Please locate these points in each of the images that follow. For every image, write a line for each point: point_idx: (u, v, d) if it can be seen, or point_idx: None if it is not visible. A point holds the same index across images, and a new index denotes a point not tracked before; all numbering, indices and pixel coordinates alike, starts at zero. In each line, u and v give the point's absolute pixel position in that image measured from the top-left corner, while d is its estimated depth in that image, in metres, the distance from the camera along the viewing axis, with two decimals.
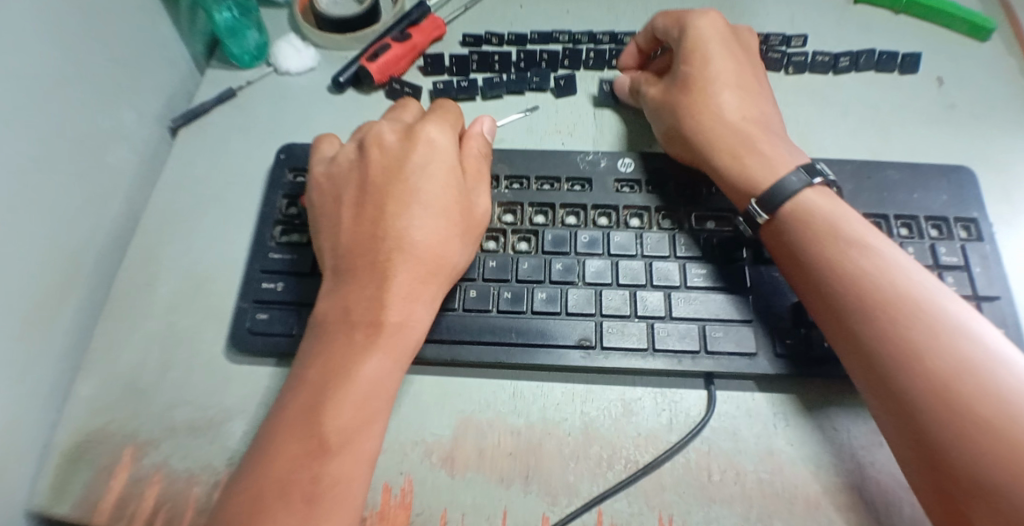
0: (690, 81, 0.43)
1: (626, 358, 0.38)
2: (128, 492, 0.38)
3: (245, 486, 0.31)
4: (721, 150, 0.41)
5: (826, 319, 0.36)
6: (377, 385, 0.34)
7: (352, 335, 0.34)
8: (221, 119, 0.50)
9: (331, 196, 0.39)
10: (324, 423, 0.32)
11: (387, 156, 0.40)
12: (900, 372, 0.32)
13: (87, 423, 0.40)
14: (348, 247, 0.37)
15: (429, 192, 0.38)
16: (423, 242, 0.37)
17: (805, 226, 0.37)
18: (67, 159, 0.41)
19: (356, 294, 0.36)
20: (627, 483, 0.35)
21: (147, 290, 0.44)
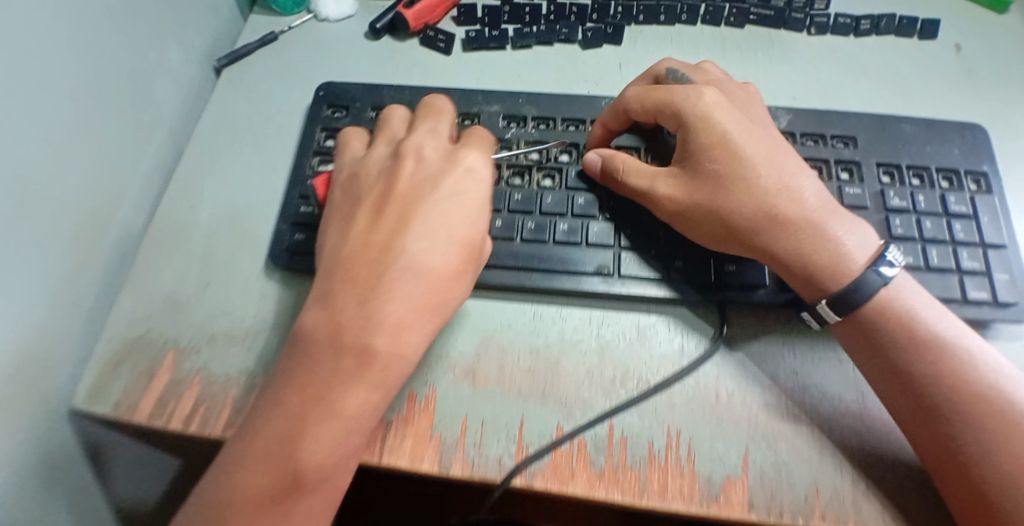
0: (721, 178, 0.38)
1: (642, 287, 0.40)
2: (168, 393, 0.40)
3: (214, 504, 0.31)
4: (763, 233, 0.37)
5: (870, 359, 0.36)
6: (357, 421, 0.32)
7: (338, 364, 0.32)
8: (264, 61, 0.53)
9: (347, 197, 0.38)
10: (297, 458, 0.31)
11: (420, 169, 0.37)
12: (955, 417, 0.33)
13: (130, 330, 0.42)
14: (352, 254, 0.35)
15: (455, 221, 0.36)
16: (432, 267, 0.34)
17: (836, 263, 0.37)
18: (120, 85, 0.43)
19: (352, 314, 0.33)
20: (638, 400, 0.38)
21: (189, 213, 0.46)
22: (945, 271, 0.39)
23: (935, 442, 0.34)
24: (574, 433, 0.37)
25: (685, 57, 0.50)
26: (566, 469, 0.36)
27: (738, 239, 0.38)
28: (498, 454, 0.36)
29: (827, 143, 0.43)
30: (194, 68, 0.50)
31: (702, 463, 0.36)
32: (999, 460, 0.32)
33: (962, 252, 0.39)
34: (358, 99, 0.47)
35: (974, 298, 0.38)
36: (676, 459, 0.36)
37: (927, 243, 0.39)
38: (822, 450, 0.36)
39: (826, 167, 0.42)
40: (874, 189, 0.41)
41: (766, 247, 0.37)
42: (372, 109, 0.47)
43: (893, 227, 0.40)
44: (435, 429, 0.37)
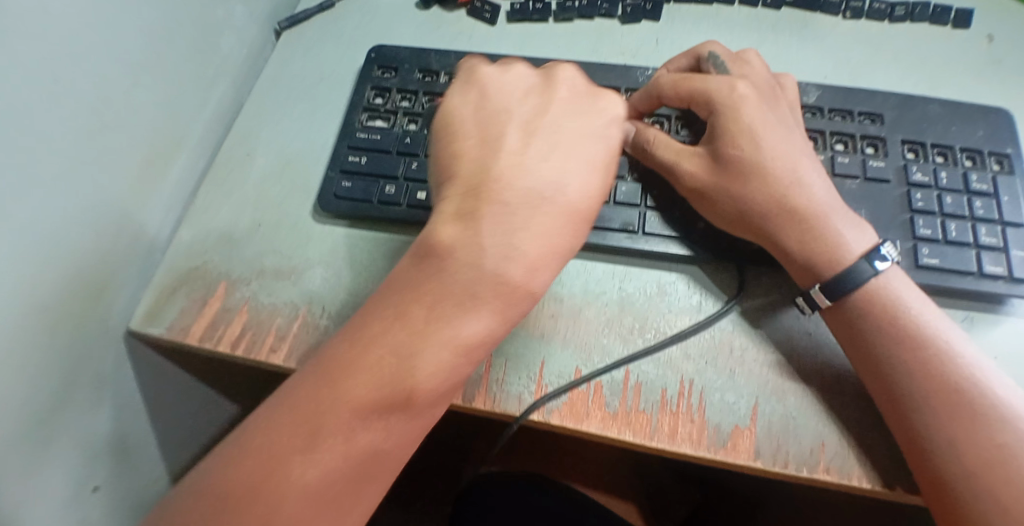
0: (743, 167, 0.39)
1: (664, 245, 0.42)
2: (220, 318, 0.44)
3: (308, 406, 0.30)
4: (773, 219, 0.39)
5: (850, 348, 0.37)
6: (472, 346, 0.32)
7: (469, 285, 0.32)
8: (320, 26, 0.56)
9: (502, 112, 0.37)
10: (411, 374, 0.31)
11: (576, 100, 0.38)
12: (928, 413, 0.34)
13: (187, 261, 0.46)
14: (507, 174, 0.34)
15: (597, 163, 0.36)
16: (574, 203, 0.34)
17: (833, 251, 0.38)
18: (192, 37, 0.47)
19: (508, 239, 0.33)
20: (655, 349, 0.40)
21: (246, 161, 0.50)
22: (963, 245, 0.40)
23: (906, 431, 0.35)
24: (591, 376, 0.39)
25: (720, 35, 0.52)
26: (582, 408, 0.38)
27: (748, 224, 0.39)
28: (518, 390, 0.39)
29: (854, 119, 0.44)
30: (257, 29, 0.54)
31: (713, 412, 0.38)
32: (964, 452, 0.33)
33: (980, 228, 0.40)
34: (407, 61, 0.51)
35: (989, 272, 0.39)
36: (688, 406, 0.38)
37: (947, 217, 0.41)
38: (830, 407, 0.38)
39: (851, 142, 0.44)
40: (897, 164, 0.43)
41: (773, 233, 0.39)
42: (420, 70, 0.50)
43: (913, 201, 0.41)
44: None
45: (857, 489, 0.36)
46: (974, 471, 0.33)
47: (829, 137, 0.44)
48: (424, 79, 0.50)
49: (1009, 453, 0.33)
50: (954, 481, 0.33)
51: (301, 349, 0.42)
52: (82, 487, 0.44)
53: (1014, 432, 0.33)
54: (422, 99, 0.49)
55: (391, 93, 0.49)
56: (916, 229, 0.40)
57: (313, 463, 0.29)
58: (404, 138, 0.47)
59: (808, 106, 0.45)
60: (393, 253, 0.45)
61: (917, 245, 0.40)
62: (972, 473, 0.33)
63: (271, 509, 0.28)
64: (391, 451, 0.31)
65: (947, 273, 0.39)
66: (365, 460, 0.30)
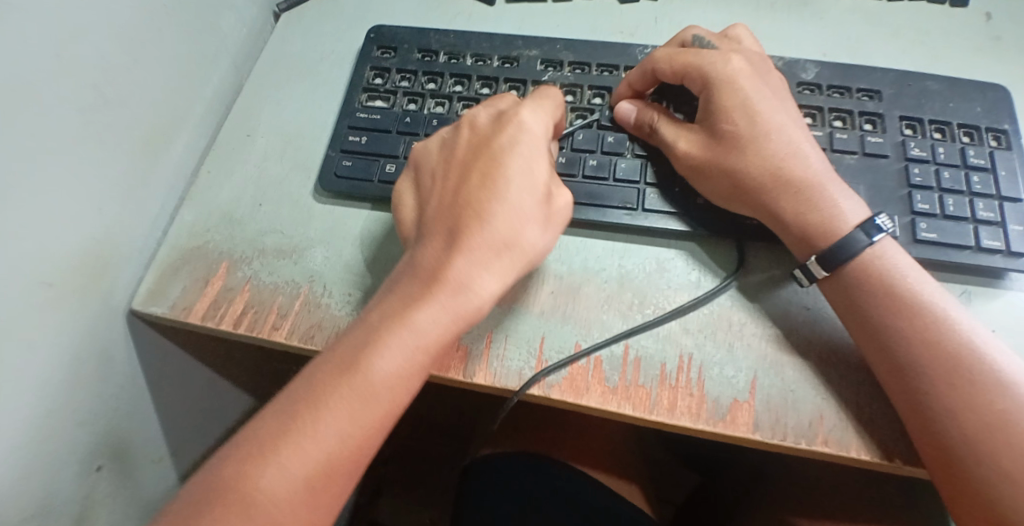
0: (738, 141, 0.40)
1: (663, 221, 0.42)
2: (222, 297, 0.44)
3: (244, 440, 0.32)
4: (770, 190, 0.39)
5: (850, 319, 0.38)
6: (395, 373, 0.33)
7: (387, 313, 0.35)
8: (319, 7, 0.57)
9: (427, 162, 0.40)
10: (342, 403, 0.32)
11: (474, 137, 0.39)
12: (929, 384, 0.34)
13: (190, 241, 0.46)
14: (435, 215, 0.37)
15: (502, 180, 0.37)
16: (473, 221, 0.36)
17: (828, 222, 0.38)
18: (192, 16, 0.47)
19: (435, 260, 0.36)
20: (654, 324, 0.40)
21: (247, 142, 0.50)
22: (960, 220, 0.40)
23: (905, 399, 0.35)
24: (590, 350, 0.39)
25: (720, 13, 0.52)
26: (582, 383, 0.39)
27: (744, 197, 0.40)
28: (518, 365, 0.39)
29: (853, 96, 0.45)
30: (257, 11, 0.54)
31: (712, 385, 0.38)
32: (962, 418, 0.33)
33: (977, 203, 0.40)
34: (406, 42, 0.51)
35: (987, 246, 0.39)
36: (687, 380, 0.38)
37: (944, 192, 0.41)
38: (829, 380, 0.38)
39: (849, 118, 0.44)
40: (895, 140, 0.43)
41: (770, 204, 0.39)
42: (419, 50, 0.50)
43: (912, 176, 0.41)
44: (462, 340, 0.40)
45: (854, 460, 0.36)
46: (974, 436, 0.33)
47: (827, 114, 0.44)
48: (424, 59, 0.50)
49: (1008, 421, 0.33)
50: (957, 448, 0.33)
51: (303, 326, 0.42)
52: (86, 466, 0.44)
53: (1012, 395, 0.33)
54: (422, 79, 0.49)
55: (390, 73, 0.49)
56: (914, 204, 0.40)
57: (245, 492, 0.30)
58: (404, 118, 0.47)
59: (806, 83, 0.45)
60: (393, 231, 0.45)
61: (915, 219, 0.40)
62: (971, 442, 0.33)
63: (213, 501, 0.30)
64: (345, 461, 0.32)
65: (945, 248, 0.39)
66: (318, 472, 0.31)
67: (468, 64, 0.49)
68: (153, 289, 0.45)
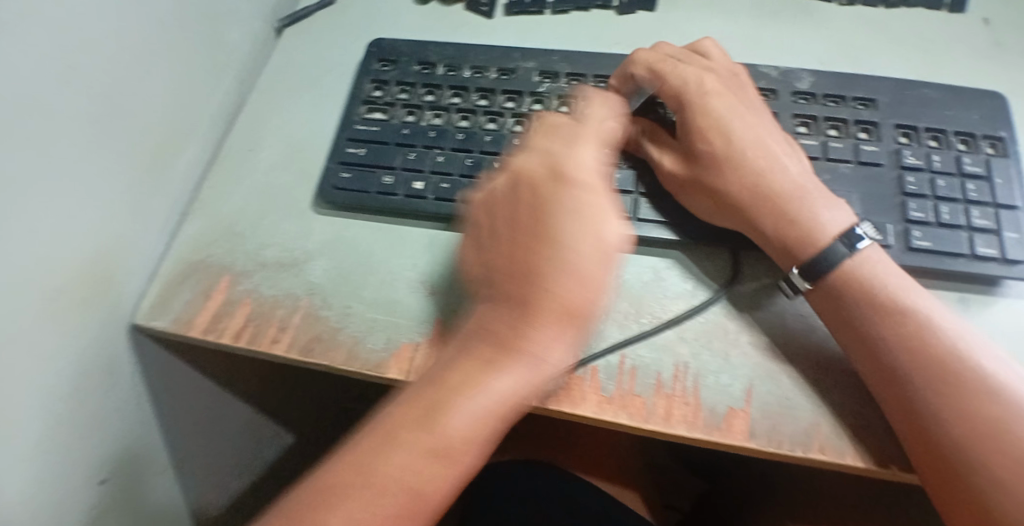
0: (718, 153, 0.41)
1: (657, 231, 0.42)
2: (224, 309, 0.45)
3: (322, 485, 0.33)
4: (751, 202, 0.40)
5: (841, 330, 0.37)
6: (472, 429, 0.34)
7: (475, 360, 0.36)
8: (321, 22, 0.57)
9: (500, 223, 0.39)
10: (426, 451, 0.33)
11: (535, 193, 0.39)
12: (921, 393, 0.34)
13: (194, 255, 0.47)
14: (512, 282, 0.37)
15: (578, 241, 0.36)
16: (555, 287, 0.36)
17: (810, 231, 0.38)
18: (196, 35, 0.48)
19: (508, 320, 0.36)
20: (649, 333, 0.40)
21: (250, 156, 0.51)
22: (955, 227, 0.40)
23: (895, 404, 0.35)
24: (586, 359, 0.39)
25: (717, 23, 0.53)
26: (578, 391, 0.39)
27: (726, 210, 0.40)
28: None
29: (847, 105, 0.45)
30: (260, 27, 0.55)
31: (708, 394, 0.38)
32: (953, 422, 0.33)
33: (973, 210, 0.40)
34: (405, 54, 0.51)
35: (983, 254, 0.39)
36: (683, 388, 0.39)
37: (939, 200, 0.41)
38: (825, 389, 0.38)
39: (844, 127, 0.44)
40: (889, 148, 0.43)
41: (751, 215, 0.40)
42: (418, 63, 0.51)
43: (906, 184, 0.41)
44: None
45: (851, 466, 0.36)
46: (964, 441, 0.33)
47: (822, 123, 0.44)
48: (422, 71, 0.50)
49: (1003, 429, 0.32)
50: (948, 452, 0.33)
51: (303, 338, 0.43)
52: (91, 476, 0.45)
53: (1004, 401, 0.33)
54: (420, 92, 0.49)
55: (389, 85, 0.50)
56: (909, 212, 0.40)
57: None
58: (402, 130, 0.48)
59: (801, 92, 0.45)
60: (391, 242, 0.46)
61: (909, 228, 0.40)
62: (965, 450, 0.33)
63: None
64: (424, 511, 0.33)
65: (939, 255, 0.39)
66: (396, 521, 0.32)
67: (465, 76, 0.50)
68: (159, 298, 0.46)
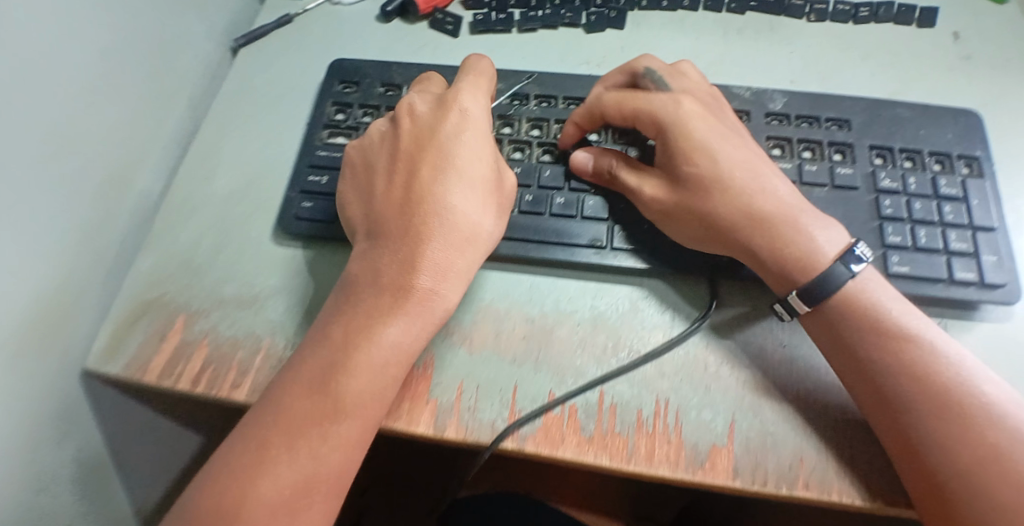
0: (703, 177, 0.38)
1: (634, 260, 0.41)
2: (180, 353, 0.42)
3: (253, 436, 0.33)
4: (744, 231, 0.38)
5: (838, 356, 0.37)
6: (393, 353, 0.35)
7: (379, 298, 0.36)
8: (278, 41, 0.55)
9: (387, 157, 0.40)
10: (342, 385, 0.34)
11: (417, 126, 0.40)
12: (922, 419, 0.33)
13: (146, 292, 0.44)
14: (396, 213, 0.38)
15: (463, 169, 0.39)
16: (443, 215, 0.38)
17: (806, 262, 0.37)
18: (142, 60, 0.45)
19: (398, 252, 0.37)
20: (629, 368, 0.39)
21: (204, 185, 0.48)
22: (933, 251, 0.39)
23: (891, 428, 0.34)
24: (565, 398, 0.38)
25: (687, 41, 0.51)
26: (557, 433, 0.37)
27: (716, 237, 0.39)
28: (491, 417, 0.38)
29: (821, 126, 0.44)
30: (212, 48, 0.52)
31: (690, 431, 0.37)
32: (948, 448, 0.32)
33: (950, 233, 0.40)
34: (368, 75, 0.49)
35: (961, 278, 0.39)
36: (665, 426, 0.37)
37: (916, 223, 0.40)
38: (808, 421, 0.37)
39: (819, 149, 0.43)
40: (865, 170, 0.42)
41: (745, 243, 0.38)
42: (382, 84, 0.49)
43: (882, 208, 0.41)
44: (432, 393, 0.39)
45: (837, 503, 0.35)
46: (959, 468, 0.32)
47: (797, 145, 0.43)
48: (387, 93, 0.48)
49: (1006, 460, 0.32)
50: (943, 479, 0.32)
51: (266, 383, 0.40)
52: None
53: (1003, 431, 0.32)
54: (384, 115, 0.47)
55: (352, 108, 0.48)
56: (886, 237, 0.40)
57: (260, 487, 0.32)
58: None
59: (774, 113, 0.45)
60: None
61: (888, 253, 0.39)
62: (969, 480, 0.32)
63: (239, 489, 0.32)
64: (331, 478, 0.33)
65: (918, 281, 0.39)
66: (298, 495, 0.32)
67: None
68: (108, 344, 0.43)
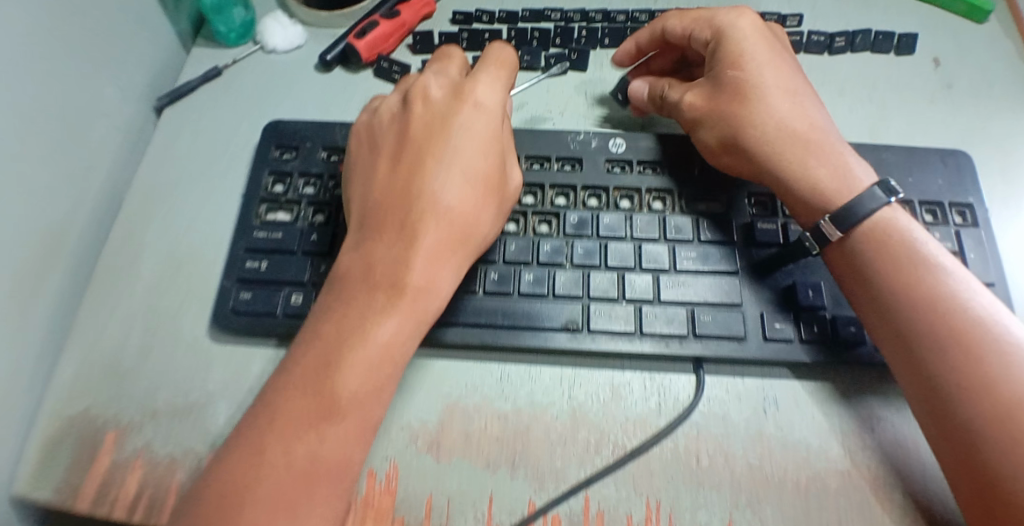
0: (743, 88, 0.39)
1: (614, 343, 0.37)
2: (110, 478, 0.37)
3: (243, 436, 0.30)
4: (773, 147, 0.38)
5: (866, 305, 0.35)
6: (390, 351, 0.32)
7: (373, 294, 0.32)
8: (207, 99, 0.49)
9: (395, 137, 0.37)
10: (333, 384, 0.30)
11: (429, 113, 0.37)
12: (950, 380, 0.32)
13: (71, 404, 0.39)
14: (392, 201, 0.35)
15: (466, 157, 0.35)
16: (441, 205, 0.34)
17: (842, 182, 0.37)
18: (46, 142, 0.39)
19: (393, 248, 0.33)
20: (614, 467, 0.35)
21: (129, 274, 0.42)
22: None
23: (920, 383, 0.33)
24: (545, 508, 0.34)
25: None
26: None
27: (746, 152, 0.39)
28: None
29: None
30: (131, 113, 0.46)
31: None
32: (994, 422, 0.30)
33: None
34: (308, 139, 0.44)
35: None
36: None
37: None
38: (813, 515, 0.34)
39: None
40: None
41: (772, 162, 0.38)
42: (324, 149, 0.44)
43: None
44: (397, 511, 0.34)
45: None
46: (996, 422, 0.30)
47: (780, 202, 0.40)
48: (330, 159, 0.43)
49: None
50: (979, 437, 0.30)
51: None
52: None
53: None
54: (328, 185, 0.42)
55: (292, 178, 0.43)
56: None
57: (249, 493, 0.28)
58: (310, 235, 0.41)
59: None
60: None
61: None
62: (1003, 453, 0.30)
63: (220, 494, 0.28)
64: (327, 482, 0.29)
65: None
66: (295, 499, 0.28)
67: None
68: (37, 465, 0.37)
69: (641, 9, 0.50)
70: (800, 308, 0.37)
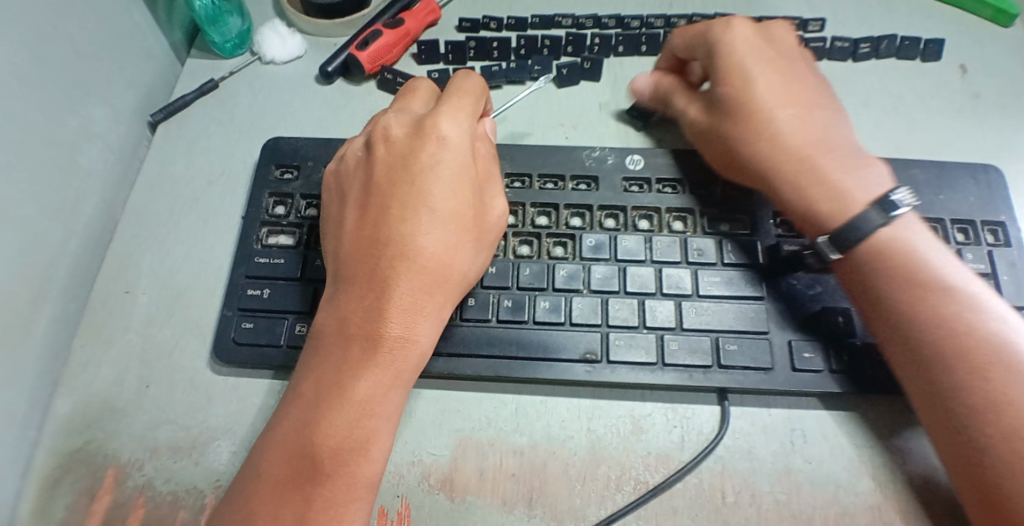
0: (733, 107, 0.38)
1: (635, 374, 0.35)
2: (110, 518, 0.35)
3: (231, 509, 0.29)
4: (769, 165, 0.37)
5: (882, 330, 0.33)
6: (371, 406, 0.30)
7: (347, 350, 0.31)
8: (204, 113, 0.47)
9: (360, 180, 0.35)
10: (315, 446, 0.29)
11: (392, 154, 0.35)
12: (972, 412, 0.30)
13: (66, 442, 0.37)
14: (363, 251, 0.33)
15: (438, 197, 0.33)
16: (416, 252, 0.32)
17: (840, 201, 0.35)
18: (36, 166, 0.37)
19: (367, 298, 0.32)
20: (636, 506, 0.33)
21: (126, 302, 0.41)
22: None
23: (925, 393, 0.32)
24: None
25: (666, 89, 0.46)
26: None
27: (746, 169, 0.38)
28: None
29: None
30: (125, 131, 0.44)
31: None
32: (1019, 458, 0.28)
33: None
34: (311, 157, 0.42)
35: None
36: None
37: None
38: None
39: None
40: None
41: (770, 180, 0.37)
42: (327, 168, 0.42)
43: None
44: None
45: None
46: (1006, 442, 0.29)
47: None
48: None
49: None
50: (990, 459, 0.29)
51: None
52: None
53: None
54: None
55: (293, 199, 0.41)
56: None
57: None
58: (314, 260, 0.39)
59: None
60: None
61: None
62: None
63: None
64: None
65: None
66: None
67: None
68: (35, 505, 0.35)
69: (655, 15, 0.48)
70: (827, 337, 0.36)
